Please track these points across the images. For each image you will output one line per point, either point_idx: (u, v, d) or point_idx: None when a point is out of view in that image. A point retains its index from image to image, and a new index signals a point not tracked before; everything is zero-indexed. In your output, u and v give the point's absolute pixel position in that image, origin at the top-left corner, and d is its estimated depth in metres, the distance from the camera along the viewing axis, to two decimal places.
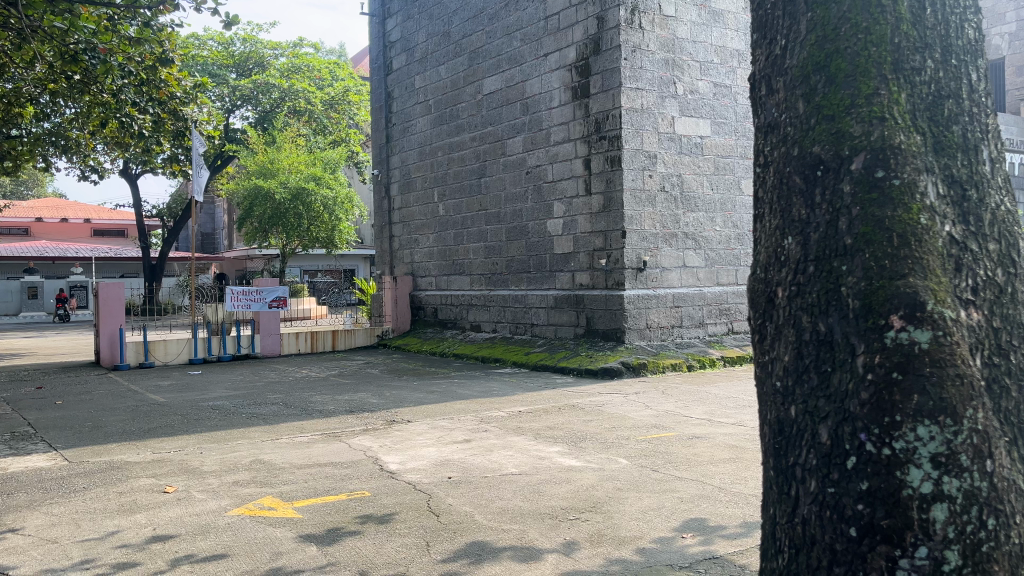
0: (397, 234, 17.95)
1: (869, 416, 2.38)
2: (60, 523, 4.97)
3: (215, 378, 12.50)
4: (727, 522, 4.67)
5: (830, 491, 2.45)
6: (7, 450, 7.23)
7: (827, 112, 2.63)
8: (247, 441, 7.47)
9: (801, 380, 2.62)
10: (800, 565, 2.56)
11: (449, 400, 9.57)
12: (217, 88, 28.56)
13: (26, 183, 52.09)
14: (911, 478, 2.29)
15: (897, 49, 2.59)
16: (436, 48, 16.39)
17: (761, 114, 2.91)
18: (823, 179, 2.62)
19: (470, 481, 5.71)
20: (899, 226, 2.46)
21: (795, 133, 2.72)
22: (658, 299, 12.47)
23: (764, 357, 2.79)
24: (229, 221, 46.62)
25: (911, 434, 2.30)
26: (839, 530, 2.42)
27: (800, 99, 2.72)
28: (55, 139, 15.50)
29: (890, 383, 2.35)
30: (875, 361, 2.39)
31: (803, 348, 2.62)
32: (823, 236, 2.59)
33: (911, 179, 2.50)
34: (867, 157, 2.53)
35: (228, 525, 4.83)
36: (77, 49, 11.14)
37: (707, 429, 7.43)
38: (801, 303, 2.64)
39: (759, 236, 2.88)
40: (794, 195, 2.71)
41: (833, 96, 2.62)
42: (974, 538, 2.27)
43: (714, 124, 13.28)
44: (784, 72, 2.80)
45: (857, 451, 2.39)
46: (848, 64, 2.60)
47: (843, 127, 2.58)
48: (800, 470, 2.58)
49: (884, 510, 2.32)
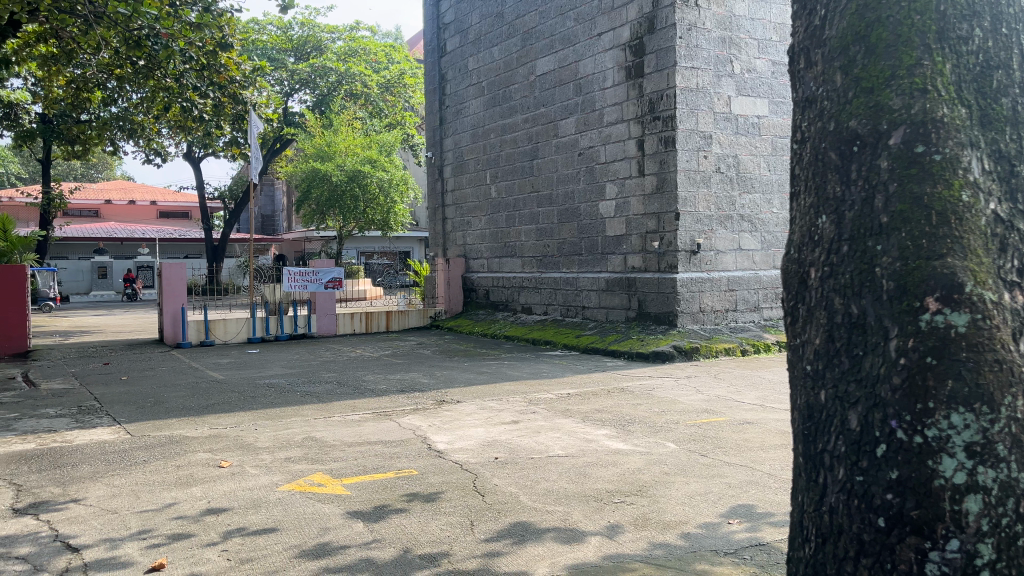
0: (449, 216, 18.03)
1: (900, 402, 2.30)
2: (119, 494, 5.16)
3: (272, 356, 12.79)
4: (775, 508, 4.59)
5: (859, 479, 2.38)
6: (74, 423, 7.53)
7: (866, 85, 2.53)
8: (301, 418, 7.62)
9: (832, 364, 2.54)
10: (827, 555, 2.49)
11: (498, 382, 9.61)
12: (276, 73, 29.15)
13: (97, 165, 54.09)
14: (943, 467, 2.21)
15: (941, 17, 2.47)
16: (490, 29, 16.30)
17: (799, 88, 2.81)
18: (860, 155, 2.52)
19: (517, 462, 5.72)
20: (938, 203, 2.36)
21: (832, 108, 2.63)
22: (712, 282, 12.28)
23: (796, 340, 2.71)
24: (288, 203, 47.51)
25: (944, 421, 2.22)
26: (867, 519, 2.35)
27: (838, 72, 2.62)
28: (122, 123, 15.88)
29: (924, 368, 2.28)
30: (908, 345, 2.31)
31: (835, 331, 2.53)
32: (858, 214, 2.50)
33: (953, 154, 2.39)
34: (906, 131, 2.43)
35: (278, 500, 4.94)
36: (140, 36, 11.49)
37: (759, 414, 7.30)
38: (834, 284, 2.55)
39: (795, 215, 2.79)
40: (829, 172, 2.62)
41: (872, 67, 2.52)
42: (1009, 532, 2.20)
43: (772, 103, 12.95)
44: (823, 44, 2.70)
45: (887, 439, 2.31)
46: (890, 33, 2.50)
47: (882, 99, 2.48)
48: (829, 457, 2.51)
49: (914, 501, 2.24)
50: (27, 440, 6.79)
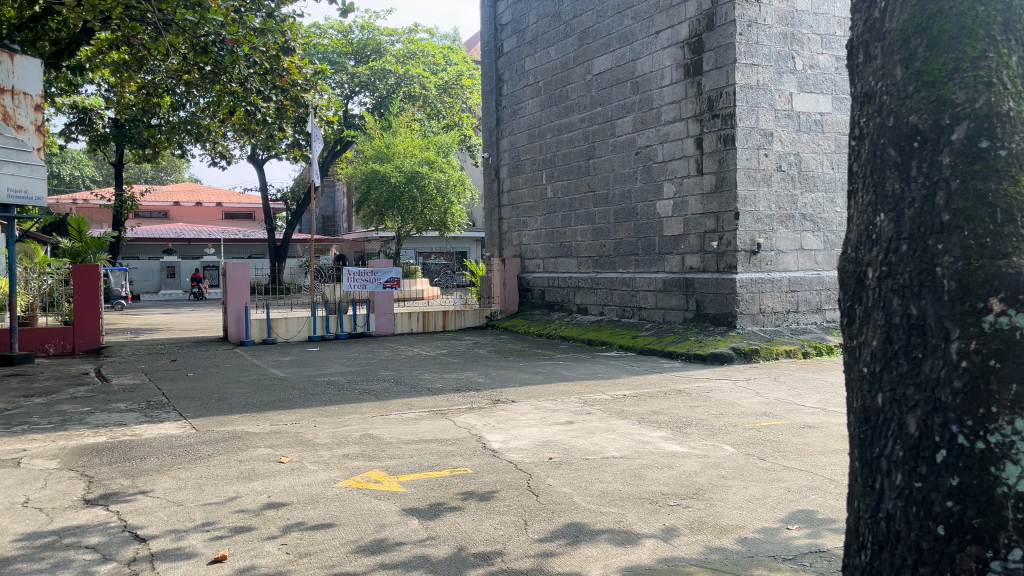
0: (505, 216, 18.09)
1: (961, 407, 2.23)
2: (184, 487, 5.32)
3: (332, 355, 13.02)
4: (837, 514, 4.48)
5: (917, 486, 2.31)
6: (143, 417, 7.79)
7: (927, 78, 2.44)
8: (359, 416, 7.74)
9: (889, 366, 2.46)
10: (883, 563, 2.42)
11: (553, 382, 9.60)
12: (337, 76, 29.40)
13: (166, 168, 55.95)
14: (1007, 474, 2.15)
15: (1008, 8, 2.41)
16: (547, 29, 16.28)
17: (857, 83, 2.73)
18: (920, 151, 2.44)
19: (571, 463, 5.71)
20: (1003, 201, 2.30)
21: (891, 103, 2.55)
22: (773, 282, 12.05)
23: (852, 341, 2.64)
24: (348, 204, 48.33)
25: (1008, 427, 2.16)
26: (925, 527, 2.28)
27: (897, 65, 2.54)
28: (190, 127, 16.38)
29: (987, 371, 2.21)
30: (971, 347, 2.24)
31: (892, 332, 2.46)
32: (917, 212, 2.42)
33: (1019, 150, 2.33)
34: (970, 126, 2.35)
35: (336, 496, 5.03)
36: (207, 42, 12.09)
37: (821, 418, 7.13)
38: (892, 284, 2.47)
39: (852, 214, 2.71)
40: (887, 168, 2.53)
41: (934, 60, 2.43)
42: None
43: (836, 100, 12.64)
44: (882, 37, 2.62)
45: (948, 444, 2.24)
46: (953, 25, 2.42)
47: (944, 93, 2.40)
48: (886, 462, 2.44)
49: (976, 508, 2.18)
50: (99, 433, 7.05)
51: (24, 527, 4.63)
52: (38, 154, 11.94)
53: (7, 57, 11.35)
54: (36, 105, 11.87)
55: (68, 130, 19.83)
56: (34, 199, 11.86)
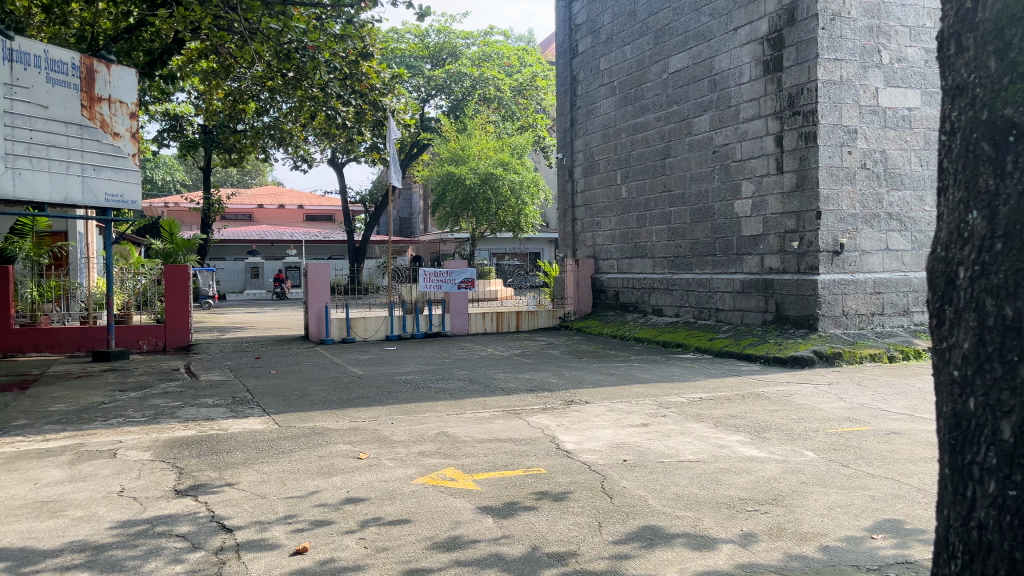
0: (580, 217, 18.03)
1: None
2: (268, 480, 5.50)
3: (408, 354, 13.23)
4: (925, 525, 4.31)
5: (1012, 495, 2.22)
6: (229, 412, 8.09)
7: None
8: (434, 414, 7.85)
9: (981, 369, 2.36)
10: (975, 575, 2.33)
11: (628, 384, 9.52)
12: (414, 79, 30.09)
13: (251, 172, 57.90)
14: None
15: None
16: (622, 28, 16.16)
17: (947, 75, 2.62)
18: (1018, 146, 2.33)
19: (646, 465, 5.66)
20: None
21: (985, 95, 2.44)
22: (857, 283, 11.65)
23: (940, 344, 2.54)
24: (424, 205, 49.03)
25: None
26: None
27: (992, 56, 2.43)
28: (273, 132, 16.92)
29: None
30: None
31: (985, 334, 2.36)
32: (1014, 210, 2.31)
33: None
34: None
35: (412, 492, 5.11)
36: (290, 49, 12.33)
37: (908, 425, 6.85)
38: (985, 285, 2.36)
39: (941, 211, 2.61)
40: (980, 164, 2.43)
41: None
42: None
43: (925, 94, 12.14)
44: (975, 27, 2.51)
45: None
46: None
47: None
48: (978, 469, 2.35)
49: None
50: (188, 427, 7.36)
51: (120, 514, 4.87)
52: (133, 159, 12.54)
53: (105, 66, 11.92)
54: (132, 112, 12.48)
55: (160, 136, 20.75)
56: (130, 203, 12.52)
